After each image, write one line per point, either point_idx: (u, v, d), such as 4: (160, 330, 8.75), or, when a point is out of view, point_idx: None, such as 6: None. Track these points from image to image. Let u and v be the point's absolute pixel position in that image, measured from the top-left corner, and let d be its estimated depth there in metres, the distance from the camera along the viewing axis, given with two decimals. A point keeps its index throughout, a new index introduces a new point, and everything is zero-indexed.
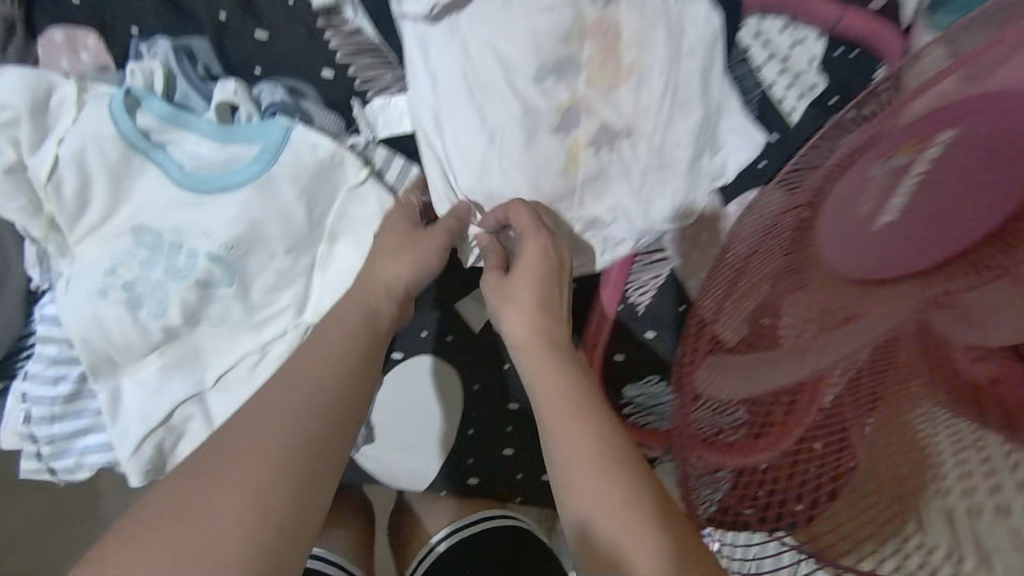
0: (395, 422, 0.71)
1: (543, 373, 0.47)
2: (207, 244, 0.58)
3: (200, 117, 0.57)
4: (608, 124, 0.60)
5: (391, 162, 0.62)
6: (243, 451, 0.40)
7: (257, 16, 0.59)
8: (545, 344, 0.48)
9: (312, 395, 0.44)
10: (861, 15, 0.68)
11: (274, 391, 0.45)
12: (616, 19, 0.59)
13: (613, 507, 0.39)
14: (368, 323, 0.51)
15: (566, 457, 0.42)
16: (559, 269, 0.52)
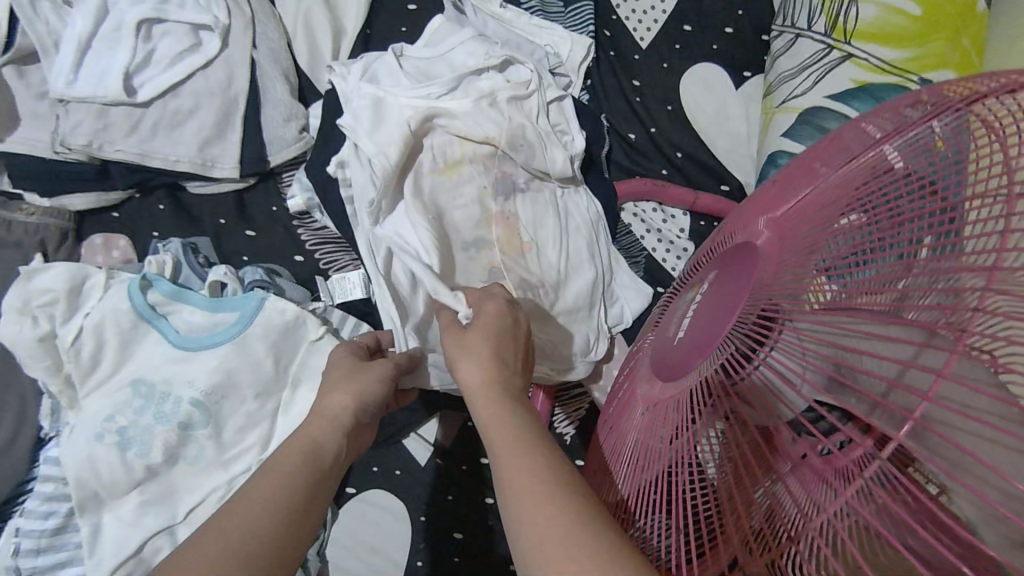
0: (345, 553, 0.80)
1: (509, 441, 0.47)
2: (191, 391, 0.72)
3: (196, 292, 0.74)
4: (524, 279, 0.76)
5: (345, 320, 0.78)
6: (218, 557, 0.44)
7: (249, 221, 0.81)
8: (495, 387, 0.52)
9: (253, 524, 0.47)
10: (710, 195, 0.87)
11: (211, 530, 0.46)
12: (513, 210, 0.78)
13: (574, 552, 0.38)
14: (306, 445, 0.55)
15: (510, 488, 0.43)
16: (516, 335, 0.57)
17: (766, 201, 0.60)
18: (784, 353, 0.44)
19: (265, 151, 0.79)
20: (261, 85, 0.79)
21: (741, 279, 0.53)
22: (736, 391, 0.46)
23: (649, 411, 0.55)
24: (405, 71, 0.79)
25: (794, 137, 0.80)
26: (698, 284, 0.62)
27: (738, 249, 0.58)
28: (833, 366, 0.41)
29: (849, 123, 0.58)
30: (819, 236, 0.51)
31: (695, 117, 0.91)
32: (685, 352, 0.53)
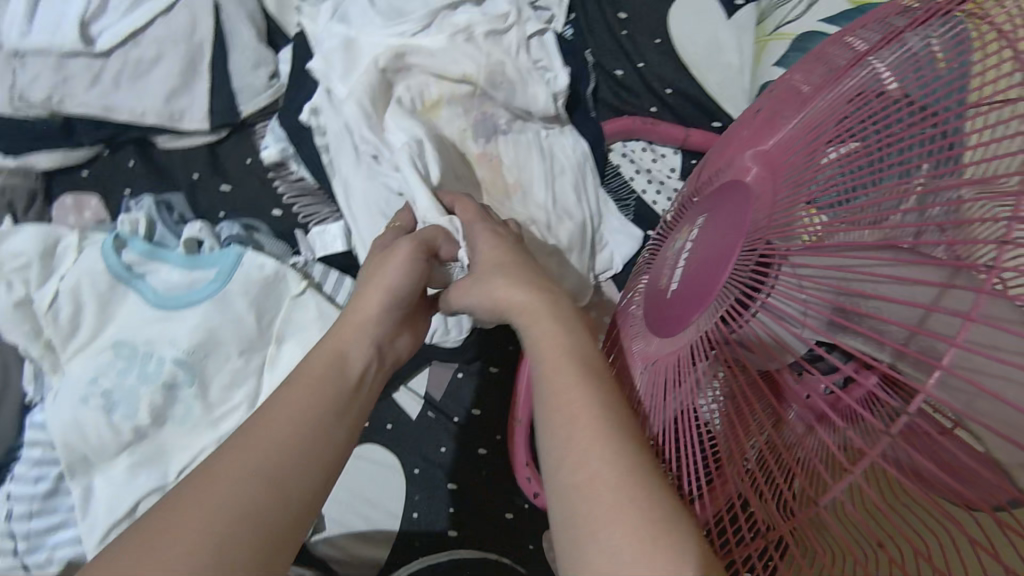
0: (341, 508, 0.79)
1: (567, 370, 0.44)
2: (173, 350, 0.70)
3: (173, 251, 0.73)
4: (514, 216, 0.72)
5: (328, 275, 0.76)
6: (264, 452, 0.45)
7: (223, 175, 0.78)
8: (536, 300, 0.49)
9: (301, 416, 0.49)
10: (700, 131, 0.83)
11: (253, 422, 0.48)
12: (497, 152, 0.74)
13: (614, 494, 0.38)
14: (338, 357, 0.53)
15: (554, 415, 0.42)
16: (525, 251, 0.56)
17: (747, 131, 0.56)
18: (784, 292, 0.41)
19: (235, 101, 0.75)
20: (227, 32, 0.75)
21: (729, 218, 0.50)
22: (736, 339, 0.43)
23: (649, 365, 0.53)
24: (376, 8, 0.74)
25: (785, 63, 0.76)
26: (682, 227, 0.58)
27: (721, 186, 0.54)
28: (837, 303, 0.39)
29: (833, 39, 0.54)
30: (810, 164, 0.47)
31: (686, 50, 0.86)
32: (678, 304, 0.50)
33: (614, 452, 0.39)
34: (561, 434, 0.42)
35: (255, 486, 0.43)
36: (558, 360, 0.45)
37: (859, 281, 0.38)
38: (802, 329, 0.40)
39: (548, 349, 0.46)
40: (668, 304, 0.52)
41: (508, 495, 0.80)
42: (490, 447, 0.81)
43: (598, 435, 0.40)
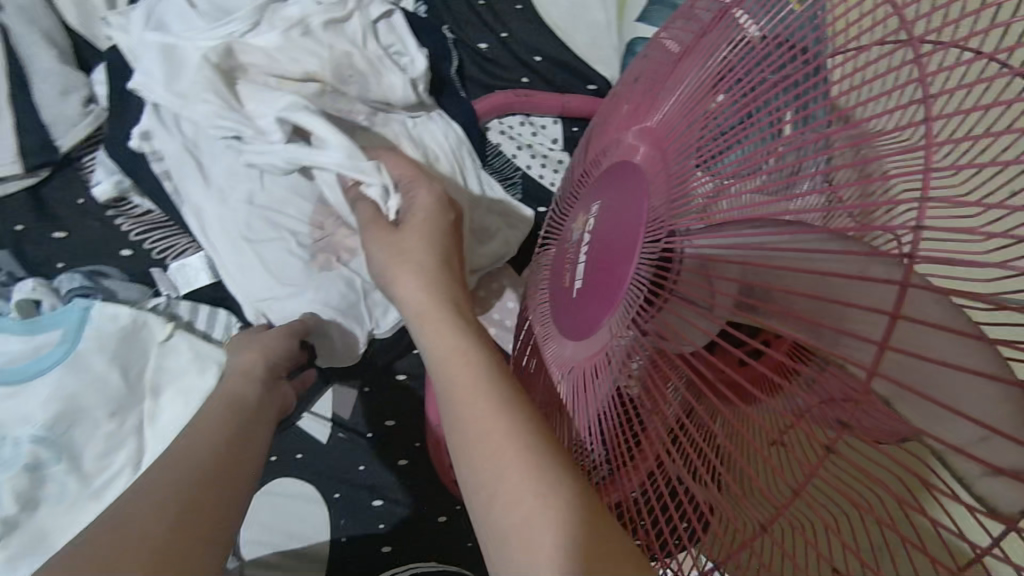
0: (264, 551, 0.74)
1: (470, 385, 0.44)
2: (29, 428, 0.62)
3: (7, 317, 0.64)
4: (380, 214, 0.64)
5: (197, 310, 0.69)
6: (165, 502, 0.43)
7: (54, 221, 0.68)
8: (438, 307, 0.50)
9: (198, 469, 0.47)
10: (575, 97, 0.80)
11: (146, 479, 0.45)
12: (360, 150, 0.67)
13: (533, 496, 0.37)
14: (231, 416, 0.54)
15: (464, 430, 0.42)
16: (451, 249, 0.55)
17: (636, 104, 0.55)
18: (692, 273, 0.40)
19: (49, 136, 0.66)
20: (22, 57, 0.66)
21: (633, 201, 0.47)
22: (651, 327, 0.42)
23: (573, 367, 0.51)
24: (198, 11, 0.67)
25: (648, 17, 0.73)
26: (580, 214, 0.55)
27: (618, 166, 0.52)
28: (745, 277, 0.37)
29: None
30: (704, 135, 0.46)
31: (547, 10, 0.83)
32: (591, 303, 0.48)
33: (537, 461, 0.39)
34: (475, 455, 0.41)
35: (180, 506, 0.43)
36: (462, 382, 0.44)
37: (765, 253, 0.37)
38: (710, 310, 0.39)
39: (455, 374, 0.45)
40: (581, 300, 0.49)
41: (438, 500, 0.78)
42: (410, 457, 0.78)
43: (508, 446, 0.40)
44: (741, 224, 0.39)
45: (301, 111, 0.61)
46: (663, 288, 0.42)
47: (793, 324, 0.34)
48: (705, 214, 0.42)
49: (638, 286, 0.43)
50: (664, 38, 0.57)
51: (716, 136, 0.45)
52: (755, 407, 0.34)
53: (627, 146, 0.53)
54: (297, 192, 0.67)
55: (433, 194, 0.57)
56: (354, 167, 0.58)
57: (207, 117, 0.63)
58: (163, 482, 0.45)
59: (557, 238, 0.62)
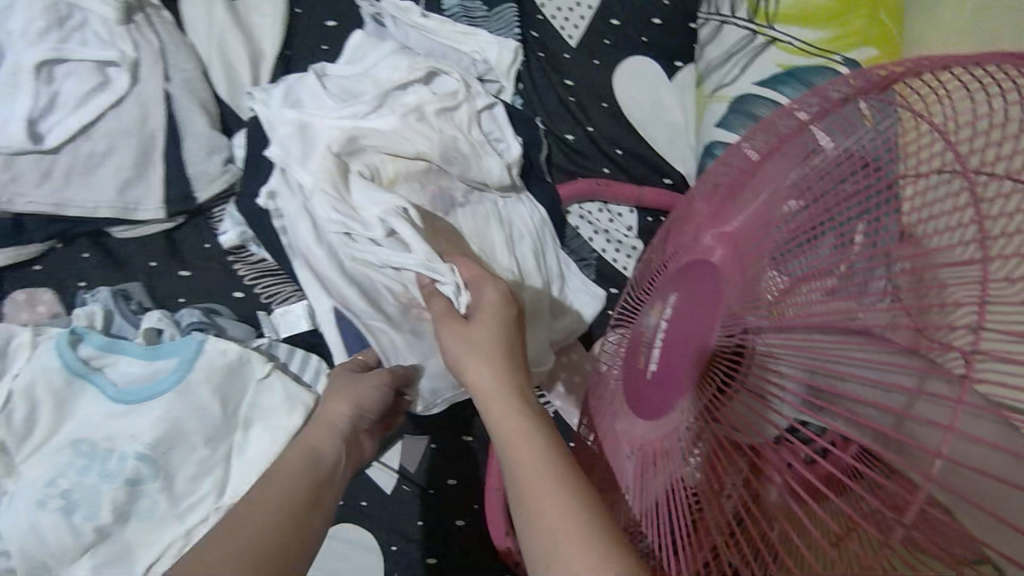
0: None
1: (533, 465, 0.46)
2: (135, 445, 0.69)
3: (132, 342, 0.72)
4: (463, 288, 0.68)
5: (293, 353, 0.76)
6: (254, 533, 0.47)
7: (181, 261, 0.78)
8: (504, 384, 0.52)
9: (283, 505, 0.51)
10: (653, 190, 0.87)
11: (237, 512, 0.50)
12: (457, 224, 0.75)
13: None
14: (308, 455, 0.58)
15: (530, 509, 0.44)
16: (515, 328, 0.57)
17: (712, 206, 0.61)
18: (761, 371, 0.45)
19: (191, 188, 0.76)
20: (179, 119, 0.76)
21: (709, 299, 0.53)
22: (722, 414, 0.47)
23: (646, 441, 0.56)
24: (328, 92, 0.76)
25: (728, 126, 0.80)
26: (657, 302, 0.60)
27: (695, 262, 0.57)
28: (811, 378, 0.42)
29: (780, 109, 0.58)
30: (774, 241, 0.50)
31: (630, 109, 0.90)
32: (669, 387, 0.53)
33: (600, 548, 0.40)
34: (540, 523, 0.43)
35: (267, 527, 0.48)
36: (523, 452, 0.47)
37: (830, 357, 0.41)
38: (777, 404, 0.43)
39: (518, 444, 0.48)
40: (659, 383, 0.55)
41: (489, 563, 0.80)
42: (467, 517, 0.81)
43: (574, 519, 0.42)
44: (808, 328, 0.44)
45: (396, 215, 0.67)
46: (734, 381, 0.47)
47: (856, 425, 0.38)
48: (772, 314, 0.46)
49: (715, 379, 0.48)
50: (741, 144, 0.63)
51: (784, 243, 0.49)
52: (812, 504, 0.36)
53: (704, 244, 0.58)
54: None
55: (500, 288, 0.59)
56: (431, 270, 0.62)
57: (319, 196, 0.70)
58: (256, 507, 0.50)
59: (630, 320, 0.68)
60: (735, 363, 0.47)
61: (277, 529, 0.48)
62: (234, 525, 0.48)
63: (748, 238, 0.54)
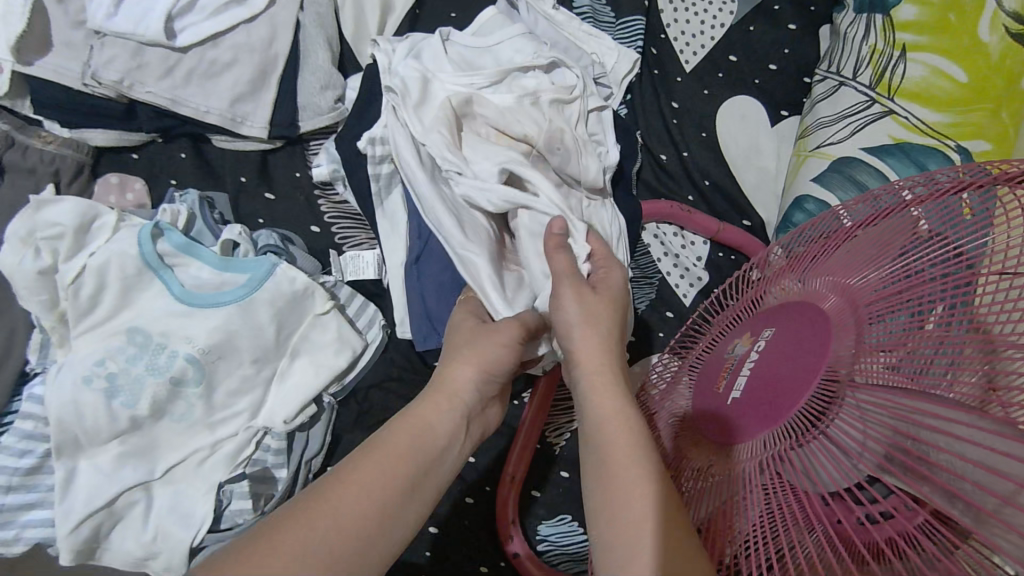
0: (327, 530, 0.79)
1: (630, 465, 0.47)
2: (188, 347, 0.70)
3: (208, 249, 0.73)
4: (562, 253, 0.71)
5: (353, 298, 0.77)
6: (366, 481, 0.48)
7: (269, 184, 0.80)
8: (610, 374, 0.54)
9: (399, 463, 0.51)
10: (733, 227, 0.86)
11: (354, 457, 0.50)
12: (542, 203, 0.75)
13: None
14: (435, 413, 0.56)
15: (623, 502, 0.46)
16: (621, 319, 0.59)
17: (806, 259, 0.60)
18: (842, 421, 0.44)
19: (297, 117, 0.77)
20: (304, 49, 0.78)
21: (812, 341, 0.49)
22: (792, 456, 0.46)
23: (698, 468, 0.56)
24: (450, 57, 0.78)
25: (824, 183, 0.80)
26: (735, 340, 0.59)
27: (784, 305, 0.56)
28: (895, 439, 0.41)
29: (886, 186, 0.59)
30: (871, 301, 0.49)
31: (728, 146, 0.91)
32: (749, 419, 0.50)
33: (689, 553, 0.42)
34: (616, 515, 0.46)
35: (359, 516, 0.46)
36: (615, 443, 0.49)
37: (924, 423, 0.40)
38: (856, 459, 0.42)
39: (610, 434, 0.50)
40: (726, 415, 0.53)
41: (485, 549, 0.81)
42: (476, 497, 0.82)
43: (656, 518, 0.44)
44: (899, 390, 0.43)
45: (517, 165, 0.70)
46: (812, 425, 0.45)
47: (942, 496, 0.38)
48: (859, 370, 0.45)
49: (795, 420, 0.47)
50: (841, 211, 0.63)
51: (883, 305, 0.48)
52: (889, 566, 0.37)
53: (794, 291, 0.57)
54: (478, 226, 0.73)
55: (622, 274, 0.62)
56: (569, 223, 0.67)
57: (438, 146, 0.71)
58: (352, 481, 0.48)
59: (699, 351, 0.68)
60: (815, 409, 0.46)
61: (367, 521, 0.46)
62: (326, 506, 0.45)
63: (858, 289, 0.51)
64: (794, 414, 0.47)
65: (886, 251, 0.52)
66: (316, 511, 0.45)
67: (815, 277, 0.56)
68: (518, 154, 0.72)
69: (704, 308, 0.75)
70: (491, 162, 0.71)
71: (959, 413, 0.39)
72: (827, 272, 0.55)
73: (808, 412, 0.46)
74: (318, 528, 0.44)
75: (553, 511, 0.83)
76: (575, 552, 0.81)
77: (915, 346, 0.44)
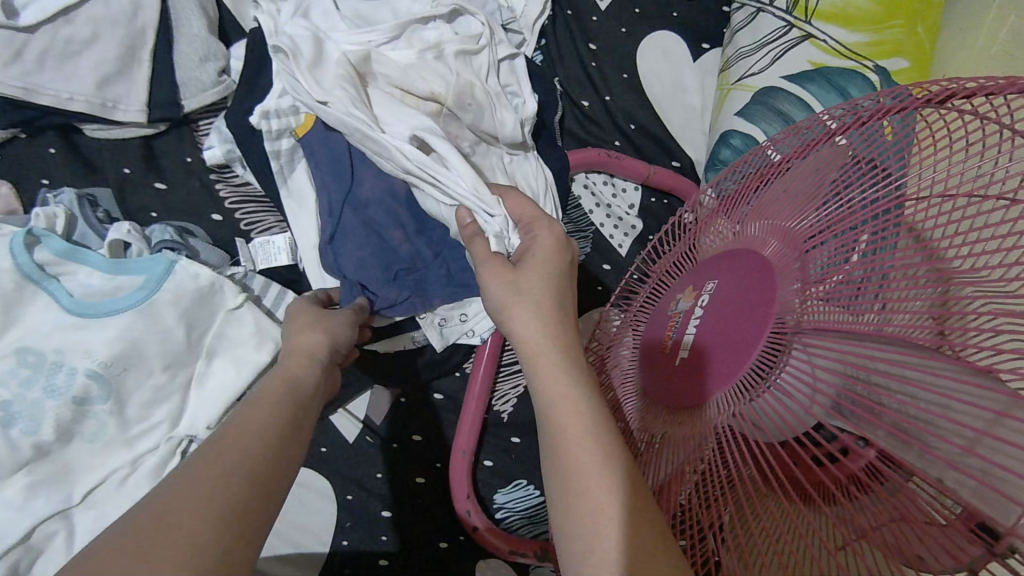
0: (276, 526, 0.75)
1: (570, 417, 0.47)
2: (88, 362, 0.64)
3: (95, 253, 0.66)
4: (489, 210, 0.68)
5: (268, 287, 0.72)
6: (250, 435, 0.46)
7: (158, 172, 0.73)
8: (552, 336, 0.51)
9: (283, 418, 0.50)
10: (663, 170, 0.84)
11: (239, 413, 0.49)
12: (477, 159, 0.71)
13: (585, 512, 0.43)
14: (299, 370, 0.56)
15: (557, 450, 0.46)
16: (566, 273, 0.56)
17: (743, 199, 0.58)
18: (792, 371, 0.42)
19: (178, 95, 0.70)
20: (174, 20, 0.71)
21: (756, 291, 0.47)
22: (746, 412, 0.44)
23: (653, 428, 0.54)
24: (341, 13, 0.71)
25: (748, 116, 0.78)
26: (677, 295, 0.57)
27: (727, 252, 0.54)
28: (844, 385, 0.40)
29: (811, 117, 0.56)
30: (811, 241, 0.47)
31: (651, 85, 0.87)
32: (701, 376, 0.48)
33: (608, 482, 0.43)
34: (597, 538, 0.42)
35: (249, 462, 0.44)
36: (579, 451, 0.45)
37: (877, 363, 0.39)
38: (807, 409, 0.41)
39: (559, 418, 0.47)
40: (679, 373, 0.51)
41: (442, 525, 0.79)
42: (428, 476, 0.80)
43: (596, 464, 0.44)
44: (845, 334, 0.41)
45: (431, 134, 0.65)
46: (763, 376, 0.43)
47: (894, 437, 0.37)
48: (806, 315, 0.43)
49: (747, 376, 0.44)
50: (769, 148, 0.60)
51: (823, 243, 0.46)
52: (840, 510, 0.37)
53: (735, 237, 0.55)
54: (390, 195, 0.70)
55: (552, 236, 0.58)
56: (482, 199, 0.63)
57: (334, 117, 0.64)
58: (216, 466, 0.42)
59: (645, 303, 0.65)
60: (767, 360, 0.44)
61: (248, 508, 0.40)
62: (194, 497, 0.39)
63: (799, 230, 0.49)
64: (746, 371, 0.44)
65: (820, 188, 0.50)
66: (214, 461, 0.42)
67: (755, 220, 0.54)
68: (434, 122, 0.67)
69: (643, 258, 0.73)
70: (403, 127, 0.66)
71: (908, 352, 0.38)
72: (767, 215, 0.53)
73: (760, 366, 0.44)
74: (201, 515, 0.38)
75: (509, 478, 0.81)
76: (535, 516, 0.80)
77: (859, 285, 0.42)
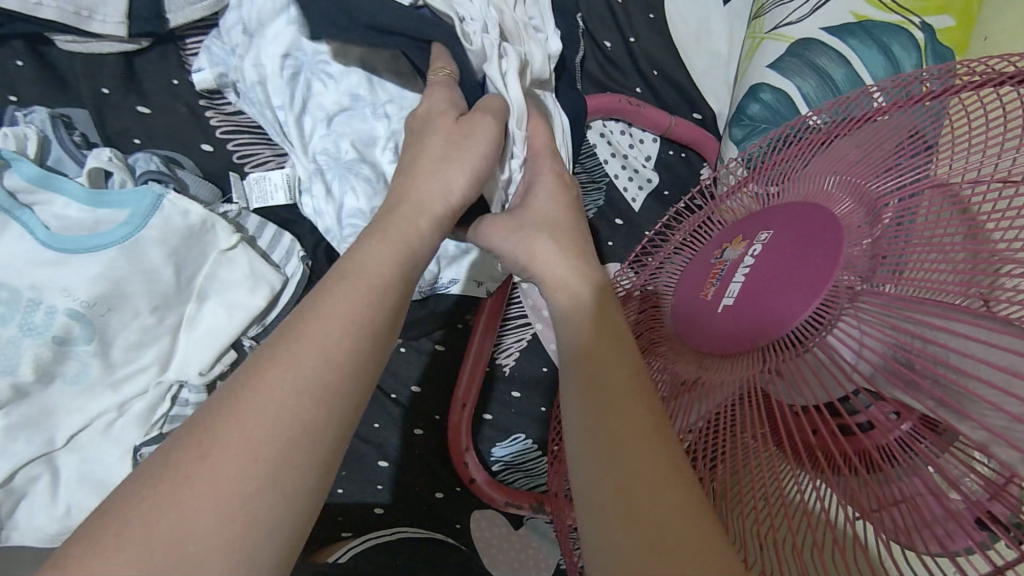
0: None
1: (604, 346, 0.44)
2: (68, 301, 0.59)
3: (70, 181, 0.60)
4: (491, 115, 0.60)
5: (264, 229, 0.68)
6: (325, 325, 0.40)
7: (141, 95, 0.67)
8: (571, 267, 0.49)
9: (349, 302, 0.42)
10: (686, 121, 0.80)
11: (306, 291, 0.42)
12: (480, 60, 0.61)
13: (615, 434, 0.39)
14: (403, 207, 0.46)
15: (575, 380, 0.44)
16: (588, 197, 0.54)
17: (785, 164, 0.54)
18: (840, 329, 0.39)
19: (162, 7, 0.64)
20: None
21: (818, 246, 0.43)
22: (786, 365, 0.40)
23: (667, 379, 0.50)
24: None
25: (782, 68, 0.73)
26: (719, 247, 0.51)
27: (779, 206, 0.49)
28: (896, 349, 0.37)
29: (859, 89, 0.54)
30: (875, 204, 0.43)
31: (676, 29, 0.82)
32: (737, 325, 0.44)
33: (640, 410, 0.40)
34: (630, 463, 0.37)
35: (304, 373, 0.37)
36: (609, 375, 0.42)
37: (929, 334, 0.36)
38: (851, 373, 0.38)
39: (584, 346, 0.45)
40: (711, 324, 0.46)
41: (439, 476, 0.78)
42: (426, 427, 0.79)
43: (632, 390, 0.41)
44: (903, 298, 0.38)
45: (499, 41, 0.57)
46: (813, 330, 0.40)
47: (940, 407, 0.35)
48: (871, 277, 0.39)
49: (799, 327, 0.40)
50: (811, 117, 0.57)
51: (893, 210, 0.42)
52: (865, 459, 0.36)
53: (777, 196, 0.51)
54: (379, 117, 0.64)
55: None
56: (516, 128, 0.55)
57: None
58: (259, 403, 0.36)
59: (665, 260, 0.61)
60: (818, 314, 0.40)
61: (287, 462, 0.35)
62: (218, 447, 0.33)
63: (862, 196, 0.45)
64: (797, 323, 0.40)
65: (883, 157, 0.46)
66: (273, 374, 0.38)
67: (809, 178, 0.50)
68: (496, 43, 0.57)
69: (662, 225, 0.69)
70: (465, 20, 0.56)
71: (973, 317, 0.35)
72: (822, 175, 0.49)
73: (813, 319, 0.40)
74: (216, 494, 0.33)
75: (507, 431, 0.80)
76: (531, 470, 0.80)
77: (923, 257, 0.39)
